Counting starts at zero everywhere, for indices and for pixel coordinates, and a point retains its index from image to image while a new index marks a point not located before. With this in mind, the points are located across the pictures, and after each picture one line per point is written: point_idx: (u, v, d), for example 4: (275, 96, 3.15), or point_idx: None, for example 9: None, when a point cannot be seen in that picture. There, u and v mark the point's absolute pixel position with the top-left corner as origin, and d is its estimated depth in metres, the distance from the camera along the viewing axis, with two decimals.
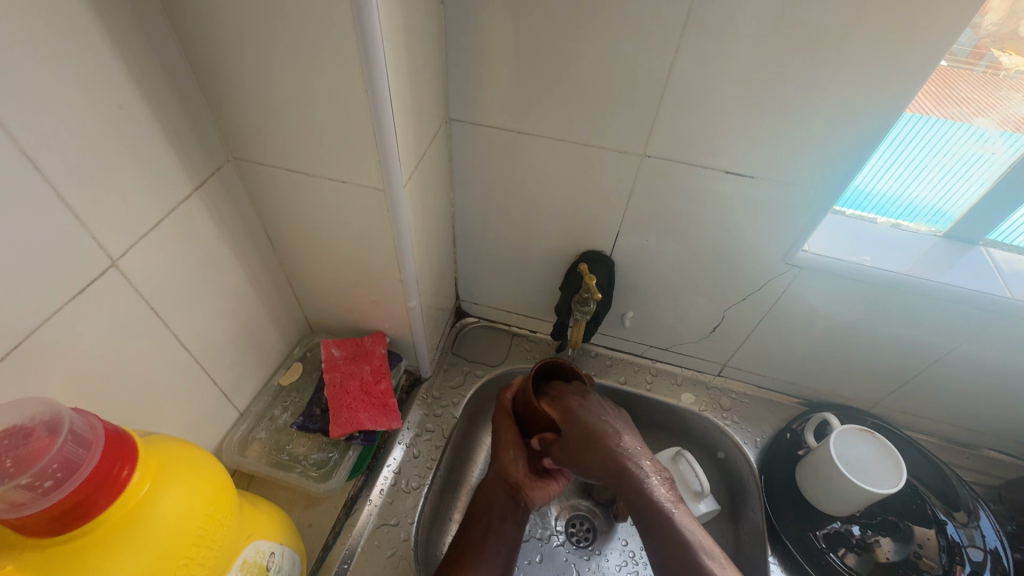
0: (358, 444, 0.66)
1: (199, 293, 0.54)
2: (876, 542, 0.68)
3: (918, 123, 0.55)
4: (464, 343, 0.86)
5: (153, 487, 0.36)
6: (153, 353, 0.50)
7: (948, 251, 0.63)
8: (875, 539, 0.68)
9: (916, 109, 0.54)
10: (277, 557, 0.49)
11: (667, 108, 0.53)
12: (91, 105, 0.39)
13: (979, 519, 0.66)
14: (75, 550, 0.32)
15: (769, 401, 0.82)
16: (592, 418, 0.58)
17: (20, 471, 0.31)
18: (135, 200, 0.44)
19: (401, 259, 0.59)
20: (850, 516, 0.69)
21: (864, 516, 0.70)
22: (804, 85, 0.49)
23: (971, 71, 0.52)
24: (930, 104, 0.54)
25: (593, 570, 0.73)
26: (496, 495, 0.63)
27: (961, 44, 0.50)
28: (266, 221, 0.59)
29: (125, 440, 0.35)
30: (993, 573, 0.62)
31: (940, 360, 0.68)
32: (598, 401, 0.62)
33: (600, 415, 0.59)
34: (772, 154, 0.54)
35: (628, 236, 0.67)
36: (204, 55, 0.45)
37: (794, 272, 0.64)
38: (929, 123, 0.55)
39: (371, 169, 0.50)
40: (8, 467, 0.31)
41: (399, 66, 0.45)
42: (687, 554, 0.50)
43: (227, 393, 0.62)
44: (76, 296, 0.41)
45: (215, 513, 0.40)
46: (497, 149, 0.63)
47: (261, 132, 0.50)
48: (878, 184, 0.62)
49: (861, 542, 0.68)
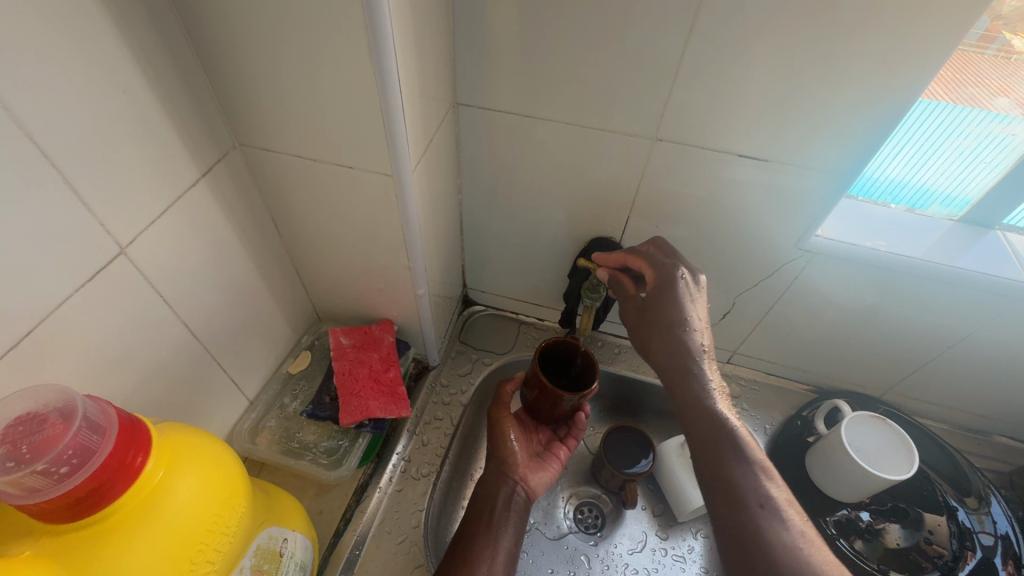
0: (368, 431, 0.66)
1: (207, 279, 0.53)
2: (884, 527, 0.68)
3: (933, 107, 0.54)
4: (471, 331, 0.86)
5: (167, 474, 0.36)
6: (163, 342, 0.50)
7: (963, 235, 0.62)
8: (883, 525, 0.68)
9: (929, 96, 0.53)
10: (290, 542, 0.49)
11: (679, 91, 0.52)
12: (97, 90, 0.38)
13: (991, 506, 0.66)
14: (92, 536, 0.32)
15: (779, 387, 0.82)
16: (676, 304, 0.55)
17: (36, 458, 0.30)
18: (142, 186, 0.44)
19: (409, 245, 0.58)
20: (859, 502, 0.70)
21: (873, 503, 0.70)
22: (821, 67, 0.47)
23: (982, 54, 0.51)
24: (941, 90, 0.53)
25: (601, 555, 0.74)
26: (501, 494, 0.63)
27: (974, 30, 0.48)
28: (272, 207, 0.59)
29: (138, 428, 0.35)
30: (1004, 559, 0.62)
31: (954, 346, 0.67)
32: (673, 279, 0.56)
33: (674, 300, 0.55)
34: (787, 137, 0.53)
35: (638, 221, 0.66)
36: (208, 39, 0.44)
37: (807, 257, 0.63)
38: (943, 108, 0.54)
39: (379, 153, 0.49)
40: (24, 454, 0.30)
41: (407, 49, 0.44)
42: (732, 480, 0.48)
43: (237, 381, 0.62)
44: (86, 285, 0.41)
45: (229, 498, 0.39)
46: (504, 134, 0.62)
47: (268, 118, 0.49)
48: (886, 169, 0.62)
49: (870, 528, 0.68)
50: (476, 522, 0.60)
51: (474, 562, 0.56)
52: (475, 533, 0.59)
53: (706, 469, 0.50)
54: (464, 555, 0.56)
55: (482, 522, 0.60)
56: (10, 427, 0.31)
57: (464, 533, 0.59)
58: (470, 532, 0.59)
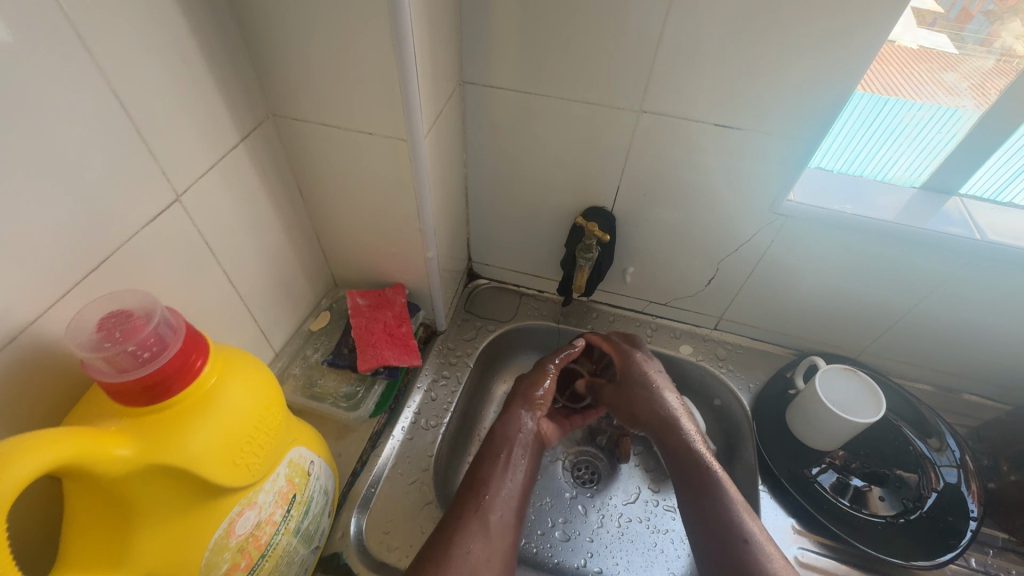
0: (383, 378, 0.73)
1: (243, 234, 0.60)
2: (869, 490, 0.72)
3: (876, 91, 0.61)
4: (476, 301, 0.92)
5: (219, 380, 0.41)
6: (208, 286, 0.56)
7: (926, 202, 0.68)
8: (869, 489, 0.72)
9: (873, 83, 0.61)
10: (316, 466, 0.55)
11: (660, 66, 0.59)
12: (162, 56, 0.45)
13: (949, 441, 0.73)
14: (164, 420, 0.38)
15: (762, 351, 0.87)
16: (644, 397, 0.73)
17: (127, 340, 0.37)
18: (195, 143, 0.50)
19: (421, 208, 0.65)
20: (844, 468, 0.74)
21: (856, 467, 0.74)
22: (782, 41, 0.54)
23: (983, 58, 0.59)
24: (897, 83, 0.61)
25: (597, 506, 0.80)
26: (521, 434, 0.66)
27: (968, 32, 0.58)
28: (298, 174, 0.65)
29: (199, 336, 0.41)
30: (965, 485, 0.70)
31: (919, 304, 0.73)
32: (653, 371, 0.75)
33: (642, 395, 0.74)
34: (757, 106, 0.59)
35: (628, 191, 0.72)
36: (250, 18, 0.51)
37: (781, 221, 0.69)
38: (880, 100, 0.62)
39: (396, 119, 0.55)
40: (116, 336, 0.37)
41: (421, 26, 0.51)
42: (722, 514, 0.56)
43: (266, 333, 0.68)
44: (149, 224, 0.48)
45: (269, 408, 0.45)
46: (505, 110, 0.68)
47: (298, 89, 0.56)
48: (889, 160, 0.68)
49: (859, 492, 0.72)
50: (488, 466, 0.61)
51: (486, 504, 0.57)
52: (487, 477, 0.60)
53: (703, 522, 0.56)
54: (479, 499, 0.58)
55: (494, 467, 0.62)
56: (103, 318, 0.38)
57: (476, 477, 0.60)
58: (483, 473, 0.61)
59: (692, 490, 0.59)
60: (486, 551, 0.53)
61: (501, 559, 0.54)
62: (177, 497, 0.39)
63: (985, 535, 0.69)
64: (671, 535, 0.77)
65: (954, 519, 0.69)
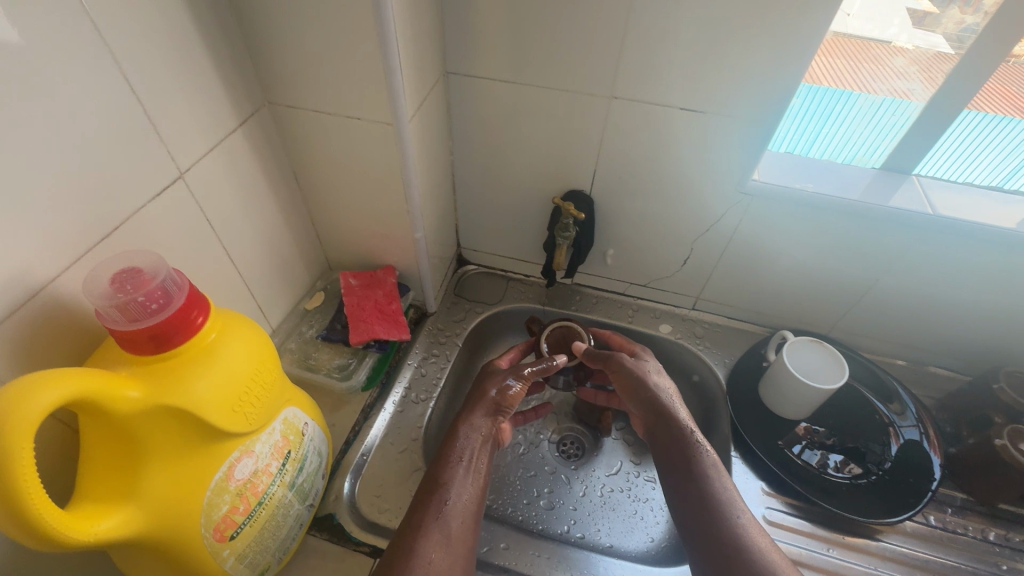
0: (374, 351, 0.78)
1: (242, 213, 0.64)
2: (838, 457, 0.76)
3: (825, 85, 0.67)
4: (465, 286, 0.96)
5: (218, 336, 0.46)
6: (208, 260, 0.60)
7: (884, 181, 0.72)
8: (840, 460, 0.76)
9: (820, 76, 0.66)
10: (310, 427, 0.59)
11: (628, 53, 0.63)
12: (167, 43, 0.49)
13: (908, 403, 0.78)
14: (168, 369, 0.42)
15: (738, 329, 0.91)
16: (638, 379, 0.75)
17: (136, 291, 0.41)
18: (196, 125, 0.55)
19: (407, 190, 0.69)
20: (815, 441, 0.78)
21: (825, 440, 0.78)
22: (738, 28, 0.58)
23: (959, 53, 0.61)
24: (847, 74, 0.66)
25: (581, 478, 0.84)
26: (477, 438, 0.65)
27: (953, 31, 0.60)
28: (292, 159, 0.70)
29: (201, 295, 0.45)
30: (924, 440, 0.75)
31: (881, 279, 0.77)
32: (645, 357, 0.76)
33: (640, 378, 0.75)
34: (719, 90, 0.64)
35: (604, 174, 0.77)
36: (246, 11, 0.55)
37: (748, 200, 0.73)
38: (827, 92, 0.67)
39: (382, 104, 0.60)
40: (126, 288, 0.42)
41: (404, 16, 0.55)
42: (702, 501, 0.59)
43: (263, 309, 0.72)
44: (156, 198, 0.52)
45: (264, 366, 0.49)
46: (487, 98, 0.73)
47: (291, 77, 0.60)
48: (852, 134, 0.71)
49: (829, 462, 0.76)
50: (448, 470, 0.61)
51: (447, 512, 0.58)
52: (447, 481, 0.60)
53: (687, 509, 0.59)
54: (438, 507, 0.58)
55: (454, 471, 0.61)
56: (116, 273, 0.42)
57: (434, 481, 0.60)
58: (443, 479, 0.60)
59: (683, 472, 0.61)
60: (447, 559, 0.54)
61: (461, 563, 0.55)
62: (181, 441, 0.43)
63: (944, 495, 0.73)
64: (651, 503, 0.81)
65: (914, 480, 0.73)
